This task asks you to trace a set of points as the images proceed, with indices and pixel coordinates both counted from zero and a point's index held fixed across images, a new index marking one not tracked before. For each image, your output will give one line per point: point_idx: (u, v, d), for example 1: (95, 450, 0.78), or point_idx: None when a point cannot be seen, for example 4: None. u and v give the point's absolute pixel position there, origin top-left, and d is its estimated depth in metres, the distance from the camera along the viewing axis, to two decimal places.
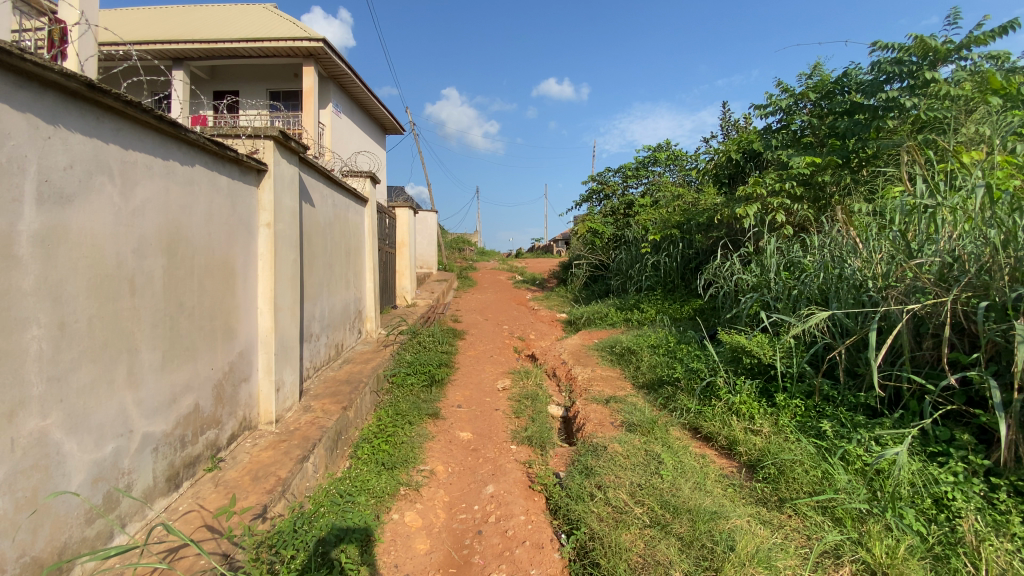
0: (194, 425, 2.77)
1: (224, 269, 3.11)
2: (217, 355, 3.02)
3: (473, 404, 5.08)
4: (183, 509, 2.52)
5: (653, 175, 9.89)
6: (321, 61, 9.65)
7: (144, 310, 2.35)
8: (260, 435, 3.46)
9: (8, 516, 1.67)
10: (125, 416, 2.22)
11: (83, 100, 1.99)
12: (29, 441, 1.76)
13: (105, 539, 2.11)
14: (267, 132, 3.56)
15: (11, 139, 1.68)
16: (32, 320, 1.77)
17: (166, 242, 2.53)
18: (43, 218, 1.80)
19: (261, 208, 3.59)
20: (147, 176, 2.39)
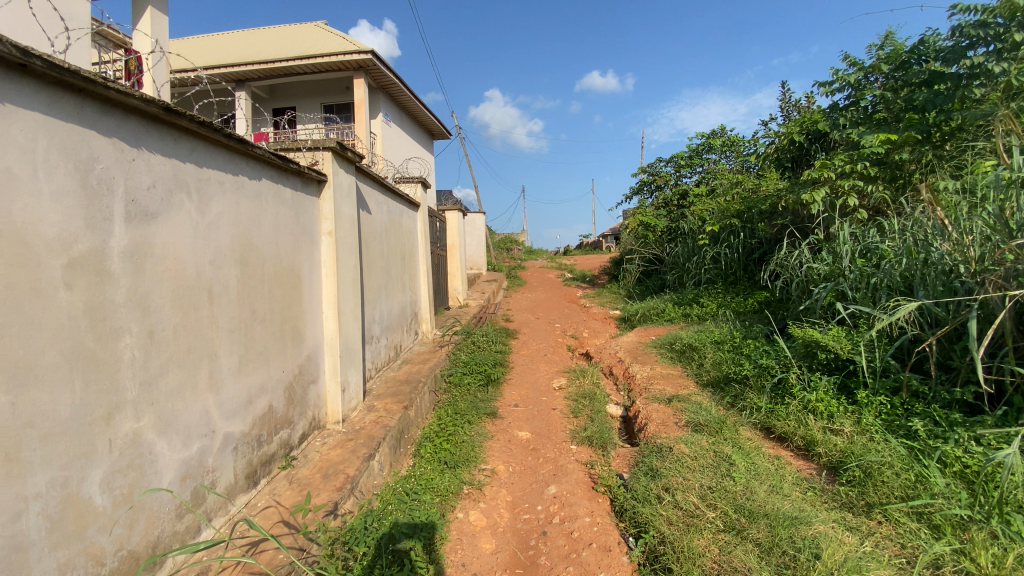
0: (269, 425, 2.93)
1: (292, 276, 3.27)
2: (288, 359, 3.17)
3: (530, 403, 5.07)
4: (262, 505, 2.67)
5: (707, 163, 9.51)
6: (370, 72, 9.97)
7: (221, 317, 2.50)
8: (329, 434, 3.61)
9: (107, 512, 1.81)
10: (208, 417, 2.37)
11: (161, 123, 2.14)
12: (125, 441, 1.91)
13: (194, 533, 2.26)
14: (325, 144, 3.72)
15: (100, 163, 1.82)
16: (125, 330, 1.91)
17: (239, 253, 2.68)
18: (131, 235, 1.95)
19: (322, 218, 3.74)
20: (220, 191, 2.54)
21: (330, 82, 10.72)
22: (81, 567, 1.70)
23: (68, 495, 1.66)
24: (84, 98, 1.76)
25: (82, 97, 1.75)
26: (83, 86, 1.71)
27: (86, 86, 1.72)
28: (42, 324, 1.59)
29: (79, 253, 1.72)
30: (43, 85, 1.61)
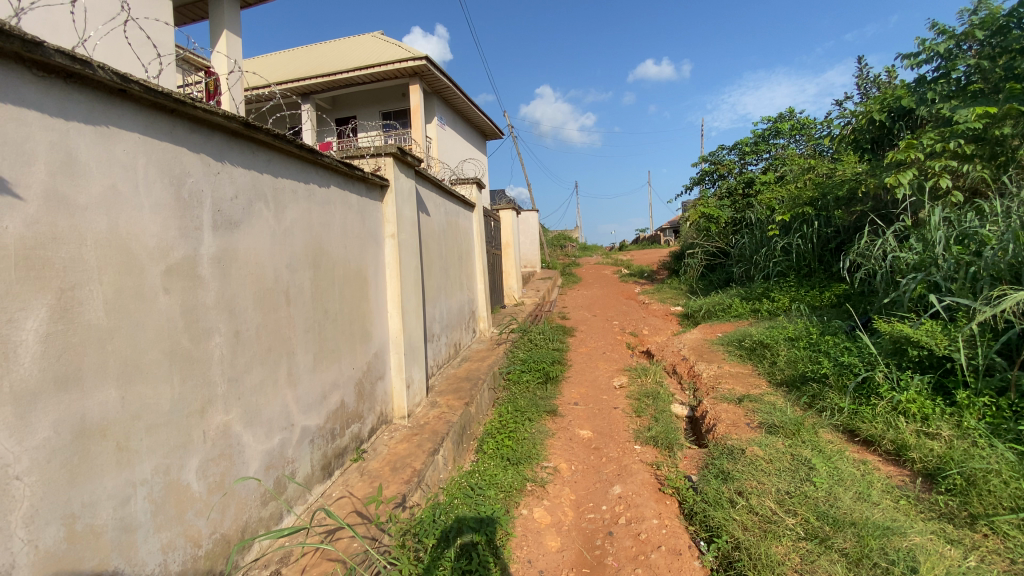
0: (341, 419, 3.08)
1: (359, 278, 3.42)
2: (357, 356, 3.33)
3: (591, 401, 5.01)
4: (336, 495, 2.81)
5: (775, 149, 9.01)
6: (425, 78, 10.22)
7: (297, 317, 2.65)
8: (395, 428, 3.75)
9: (203, 498, 1.98)
10: (287, 411, 2.53)
11: (241, 138, 2.29)
12: (217, 433, 2.07)
13: (277, 519, 2.42)
14: (387, 150, 3.86)
15: (191, 177, 1.98)
16: (215, 330, 2.07)
17: (312, 257, 2.84)
18: (218, 242, 2.11)
19: (385, 221, 3.88)
20: (293, 199, 2.69)
21: (388, 90, 11.09)
22: (182, 547, 1.86)
23: (169, 481, 1.82)
24: (176, 118, 1.92)
25: (173, 117, 1.91)
26: (175, 107, 1.87)
27: (178, 106, 1.88)
28: (145, 326, 1.74)
29: (174, 259, 1.88)
30: (141, 109, 1.77)
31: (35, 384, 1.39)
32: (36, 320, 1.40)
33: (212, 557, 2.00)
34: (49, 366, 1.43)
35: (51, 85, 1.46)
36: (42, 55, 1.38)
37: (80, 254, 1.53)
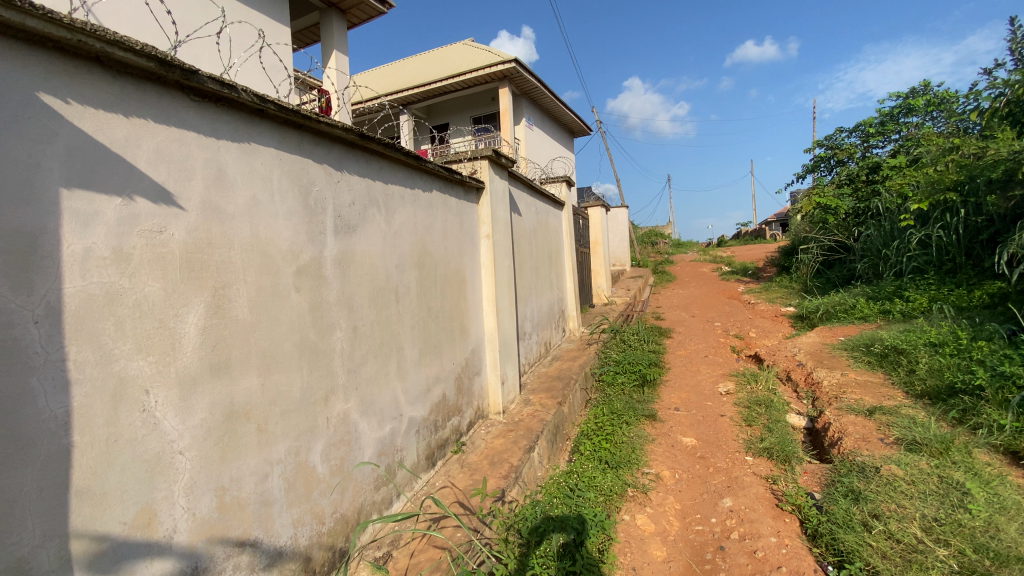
0: (443, 412, 3.22)
1: (459, 277, 3.55)
2: (457, 352, 3.45)
3: (693, 407, 4.76)
4: (439, 484, 2.95)
5: (907, 129, 7.97)
6: (514, 80, 10.36)
7: (405, 314, 2.81)
8: (492, 424, 3.85)
9: (326, 478, 2.16)
10: (396, 402, 2.69)
11: (357, 148, 2.48)
12: (338, 420, 2.25)
13: (388, 503, 2.59)
14: (482, 153, 3.97)
15: (316, 186, 2.17)
16: (336, 325, 2.26)
17: (417, 258, 2.99)
18: (339, 244, 2.29)
19: (481, 221, 3.99)
20: (401, 203, 2.86)
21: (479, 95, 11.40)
22: (308, 523, 2.04)
23: (299, 462, 2.02)
24: (303, 133, 2.12)
25: (301, 131, 2.11)
26: (302, 122, 2.06)
27: (305, 121, 2.07)
28: (279, 320, 1.94)
29: (303, 260, 2.07)
30: (275, 126, 1.97)
31: (195, 371, 1.60)
32: (196, 315, 1.61)
33: (333, 534, 2.18)
34: (206, 355, 1.64)
35: (205, 108, 1.67)
36: (198, 82, 1.58)
37: (229, 257, 1.73)
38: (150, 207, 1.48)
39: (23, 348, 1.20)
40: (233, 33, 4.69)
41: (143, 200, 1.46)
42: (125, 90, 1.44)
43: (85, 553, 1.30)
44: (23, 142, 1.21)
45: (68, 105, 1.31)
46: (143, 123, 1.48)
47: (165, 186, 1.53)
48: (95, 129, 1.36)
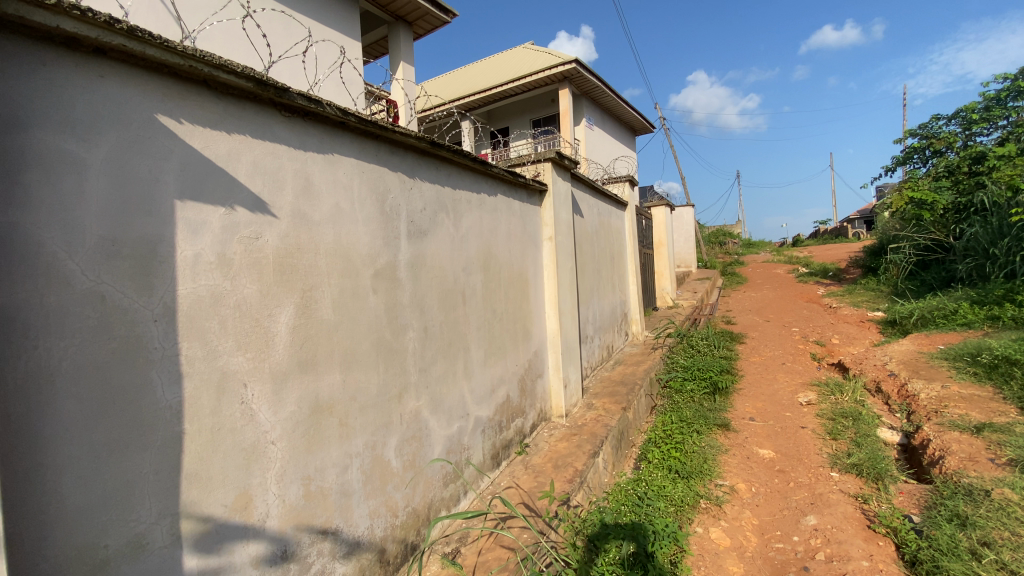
0: (507, 413, 3.26)
1: (522, 279, 3.58)
2: (520, 354, 3.48)
3: (770, 418, 4.51)
4: (504, 484, 3.00)
5: (1017, 114, 7.15)
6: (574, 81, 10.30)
7: (471, 316, 2.88)
8: (555, 426, 3.85)
9: (399, 473, 2.26)
10: (463, 402, 2.76)
11: (427, 156, 2.57)
12: (410, 417, 2.34)
13: (455, 500, 2.66)
14: (545, 156, 3.99)
15: (390, 193, 2.28)
16: (409, 326, 2.35)
17: (483, 261, 3.05)
18: (411, 248, 2.39)
19: (544, 224, 4.01)
20: (468, 208, 2.93)
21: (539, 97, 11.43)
22: (383, 515, 2.14)
23: (375, 456, 2.12)
24: (379, 142, 2.23)
25: (378, 141, 2.22)
26: (378, 132, 2.16)
27: (381, 132, 2.18)
28: (358, 321, 2.05)
29: (379, 264, 2.18)
30: (355, 137, 2.09)
31: (285, 366, 1.72)
32: (287, 315, 1.74)
33: (406, 527, 2.27)
34: (295, 352, 1.76)
35: (294, 123, 1.80)
36: (288, 99, 1.71)
37: (315, 261, 1.85)
38: (248, 216, 1.62)
39: (144, 344, 1.34)
40: (317, 50, 5.02)
41: (242, 209, 1.60)
42: (227, 108, 1.58)
43: (192, 532, 1.43)
44: (145, 160, 1.36)
45: (181, 124, 1.45)
46: (242, 138, 1.62)
47: (260, 196, 1.66)
48: (203, 146, 1.50)
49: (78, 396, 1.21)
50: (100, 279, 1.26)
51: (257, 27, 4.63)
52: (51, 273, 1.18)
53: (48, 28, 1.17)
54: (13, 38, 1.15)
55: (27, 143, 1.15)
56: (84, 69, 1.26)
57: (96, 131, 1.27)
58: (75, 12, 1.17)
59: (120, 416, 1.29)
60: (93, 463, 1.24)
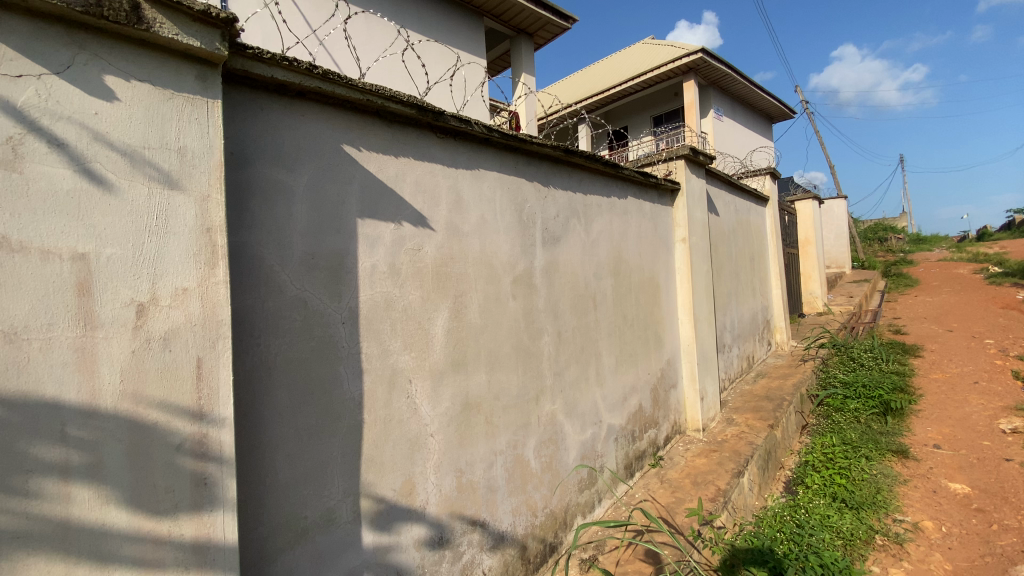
0: (641, 422, 3.17)
1: (654, 283, 3.46)
2: (653, 362, 3.37)
3: (961, 446, 3.78)
4: (639, 496, 2.92)
5: None
6: (701, 71, 9.72)
7: (603, 321, 2.86)
8: (691, 440, 3.65)
9: (538, 474, 2.32)
10: (597, 408, 2.75)
11: (561, 164, 2.62)
12: (548, 419, 2.40)
13: (590, 507, 2.66)
14: (678, 153, 3.82)
15: (528, 202, 2.37)
16: (545, 330, 2.41)
17: (615, 265, 3.02)
18: (547, 254, 2.46)
19: (676, 225, 3.83)
20: (599, 212, 2.92)
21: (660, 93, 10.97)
22: (524, 514, 2.22)
23: (517, 456, 2.21)
24: (517, 154, 2.33)
25: (516, 153, 2.32)
26: (517, 144, 2.26)
27: (520, 144, 2.28)
28: (500, 325, 2.16)
29: (518, 270, 2.28)
30: (497, 151, 2.21)
31: (441, 365, 1.88)
32: (442, 319, 1.90)
33: (545, 528, 2.33)
34: (448, 353, 1.92)
35: (445, 142, 1.97)
36: (442, 121, 1.87)
37: (464, 269, 2.00)
38: (412, 230, 1.81)
39: (335, 343, 1.56)
40: (463, 72, 5.41)
41: (408, 224, 1.79)
42: (393, 135, 1.78)
43: (370, 510, 1.63)
44: (334, 186, 1.59)
45: (360, 151, 1.67)
46: (406, 161, 1.81)
47: (421, 212, 1.85)
48: (376, 170, 1.71)
49: (288, 386, 1.45)
50: (304, 289, 1.50)
51: (416, 58, 5.13)
52: (270, 283, 1.42)
53: (266, 79, 1.42)
54: (242, 89, 1.40)
55: (254, 177, 1.41)
56: (290, 111, 1.50)
57: (300, 163, 1.51)
58: (285, 63, 1.41)
59: (317, 404, 1.51)
60: (298, 444, 1.46)
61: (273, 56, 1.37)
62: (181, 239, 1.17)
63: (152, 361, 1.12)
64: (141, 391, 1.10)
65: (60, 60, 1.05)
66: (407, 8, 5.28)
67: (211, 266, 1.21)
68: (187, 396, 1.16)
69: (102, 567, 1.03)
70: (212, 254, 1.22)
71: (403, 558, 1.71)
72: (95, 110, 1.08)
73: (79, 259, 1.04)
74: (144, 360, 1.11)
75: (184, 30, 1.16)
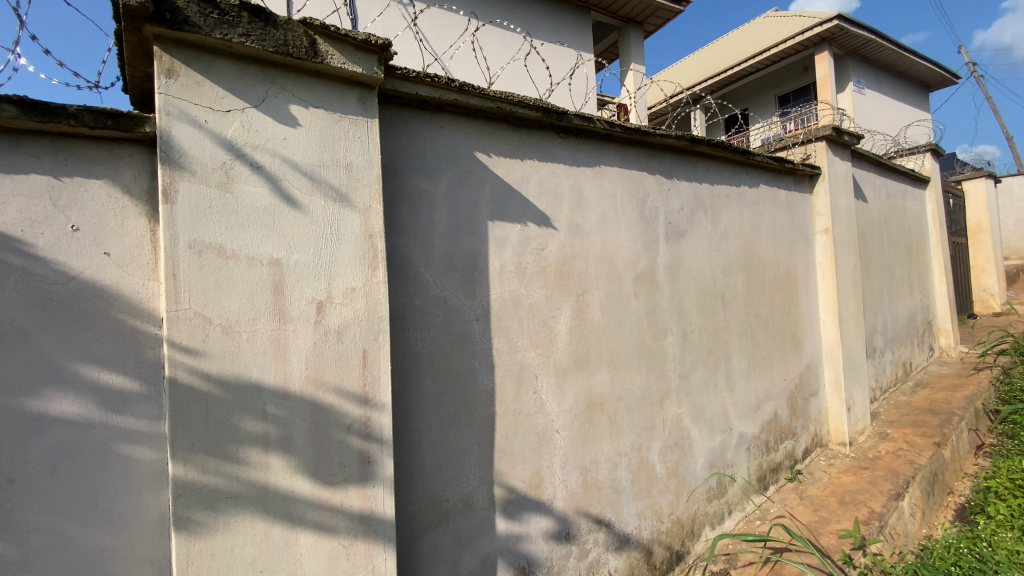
0: (776, 432, 2.92)
1: (790, 280, 3.16)
2: (789, 367, 3.08)
3: None
4: (775, 511, 2.69)
5: None
6: (836, 41, 8.65)
7: (733, 322, 2.68)
8: (835, 456, 3.29)
9: (663, 479, 2.25)
10: (726, 414, 2.58)
11: (686, 154, 2.50)
12: (673, 423, 2.31)
13: (720, 518, 2.51)
14: (818, 134, 3.46)
15: (650, 197, 2.30)
16: (669, 330, 2.33)
17: (745, 261, 2.81)
18: (670, 250, 2.37)
19: (816, 215, 3.46)
20: (728, 204, 2.73)
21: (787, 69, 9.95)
22: (650, 518, 2.17)
23: (641, 458, 2.16)
24: (640, 147, 2.27)
25: (638, 147, 2.26)
26: (639, 137, 2.20)
27: (642, 137, 2.22)
28: (623, 324, 2.13)
29: (641, 267, 2.22)
30: (619, 146, 2.17)
31: (566, 363, 1.91)
32: (566, 317, 1.92)
33: (671, 535, 2.25)
34: (573, 351, 1.94)
35: (568, 141, 1.98)
36: (566, 121, 1.90)
37: (587, 268, 2.01)
38: (537, 230, 1.86)
39: (470, 339, 1.65)
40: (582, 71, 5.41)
41: (533, 224, 1.84)
42: (520, 139, 1.83)
43: (502, 499, 1.70)
44: (468, 191, 1.69)
45: (490, 157, 1.75)
46: (532, 163, 1.86)
47: (545, 212, 1.88)
48: (505, 173, 1.78)
49: (431, 377, 1.57)
50: (444, 288, 1.61)
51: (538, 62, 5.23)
52: (416, 283, 1.55)
53: (411, 96, 1.54)
54: (391, 108, 1.54)
55: (402, 187, 1.54)
56: (430, 124, 1.62)
57: (439, 170, 1.63)
58: (428, 80, 1.52)
59: (455, 395, 1.61)
60: (440, 432, 1.58)
61: (418, 74, 1.49)
62: (349, 244, 1.32)
63: (329, 351, 1.28)
64: (320, 377, 1.26)
65: (257, 95, 1.24)
66: (517, 10, 5.39)
67: (372, 268, 1.35)
68: (355, 383, 1.31)
69: (292, 527, 1.20)
70: (373, 258, 1.36)
71: (532, 548, 1.77)
72: (284, 135, 1.26)
73: (274, 264, 1.22)
74: (321, 350, 1.27)
75: (349, 58, 1.32)
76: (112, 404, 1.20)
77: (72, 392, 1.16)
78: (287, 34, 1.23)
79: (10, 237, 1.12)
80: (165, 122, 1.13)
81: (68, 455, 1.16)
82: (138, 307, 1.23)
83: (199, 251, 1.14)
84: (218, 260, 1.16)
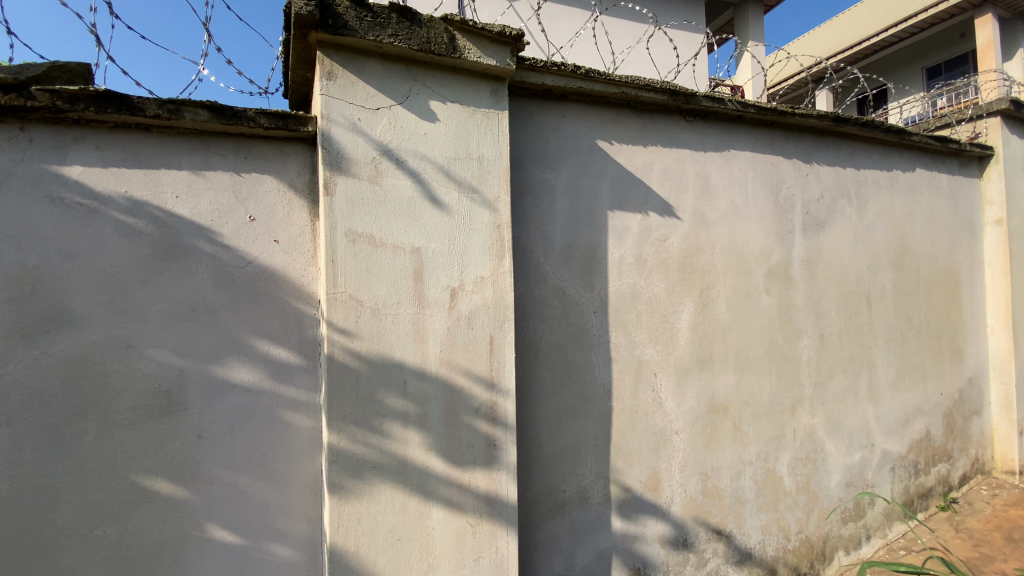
0: (927, 453, 2.56)
1: (951, 279, 2.73)
2: (946, 379, 2.67)
3: None
4: (924, 543, 2.36)
5: None
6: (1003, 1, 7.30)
7: (878, 325, 2.38)
8: (1002, 486, 2.81)
9: (791, 493, 2.06)
10: (868, 428, 2.31)
11: (827, 136, 2.25)
12: (805, 434, 2.11)
13: (856, 543, 2.25)
14: (993, 107, 2.94)
15: (785, 184, 2.10)
16: (804, 331, 2.12)
17: (896, 256, 2.47)
18: (807, 243, 2.15)
19: (986, 203, 2.96)
20: (876, 191, 2.42)
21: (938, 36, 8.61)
22: (775, 534, 2.01)
23: (768, 469, 2.00)
24: (774, 130, 2.08)
25: (773, 129, 2.07)
26: (775, 118, 2.02)
27: (778, 118, 2.03)
28: (751, 322, 1.98)
29: (773, 262, 2.05)
30: (750, 129, 2.01)
31: (687, 361, 1.81)
32: (688, 313, 1.83)
33: (799, 555, 2.06)
34: (695, 349, 1.84)
35: (695, 126, 1.87)
36: (693, 104, 1.79)
37: (711, 261, 1.89)
38: (659, 220, 1.78)
39: (588, 331, 1.63)
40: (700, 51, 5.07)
41: (655, 214, 1.77)
42: (643, 125, 1.76)
43: (619, 497, 1.67)
44: (590, 180, 1.66)
45: (613, 145, 1.70)
46: (655, 150, 1.78)
47: (668, 201, 1.80)
48: (627, 162, 1.73)
49: (550, 367, 1.57)
50: (564, 280, 1.60)
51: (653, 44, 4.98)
52: (538, 273, 1.56)
53: (537, 86, 1.54)
54: (518, 99, 1.55)
55: (526, 178, 1.56)
56: (554, 113, 1.61)
57: (562, 160, 1.61)
58: (555, 69, 1.51)
59: (574, 387, 1.60)
60: (559, 422, 1.58)
61: (545, 63, 1.48)
62: (481, 234, 1.36)
63: (461, 336, 1.33)
64: (453, 360, 1.31)
65: (402, 93, 1.31)
66: None
67: (500, 258, 1.38)
68: (483, 367, 1.34)
69: (426, 501, 1.27)
70: (501, 248, 1.38)
71: (649, 550, 1.71)
72: (424, 130, 1.32)
73: (415, 252, 1.29)
74: (455, 335, 1.32)
75: (485, 52, 1.35)
76: (278, 375, 1.35)
77: (248, 362, 1.32)
78: (430, 31, 1.28)
79: (203, 226, 1.29)
80: (326, 121, 1.23)
81: (244, 418, 1.32)
82: (300, 289, 1.37)
83: (353, 239, 1.24)
84: (369, 249, 1.25)
